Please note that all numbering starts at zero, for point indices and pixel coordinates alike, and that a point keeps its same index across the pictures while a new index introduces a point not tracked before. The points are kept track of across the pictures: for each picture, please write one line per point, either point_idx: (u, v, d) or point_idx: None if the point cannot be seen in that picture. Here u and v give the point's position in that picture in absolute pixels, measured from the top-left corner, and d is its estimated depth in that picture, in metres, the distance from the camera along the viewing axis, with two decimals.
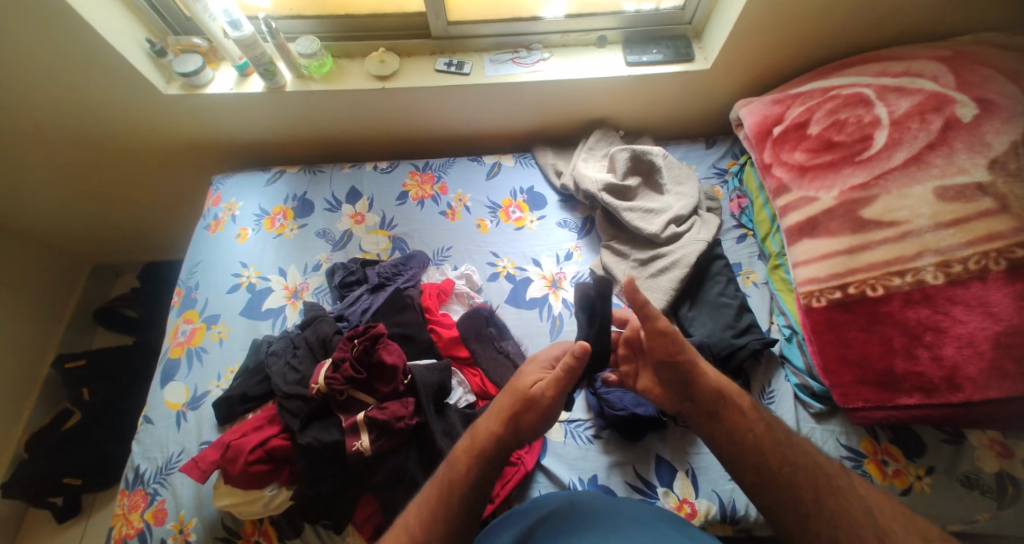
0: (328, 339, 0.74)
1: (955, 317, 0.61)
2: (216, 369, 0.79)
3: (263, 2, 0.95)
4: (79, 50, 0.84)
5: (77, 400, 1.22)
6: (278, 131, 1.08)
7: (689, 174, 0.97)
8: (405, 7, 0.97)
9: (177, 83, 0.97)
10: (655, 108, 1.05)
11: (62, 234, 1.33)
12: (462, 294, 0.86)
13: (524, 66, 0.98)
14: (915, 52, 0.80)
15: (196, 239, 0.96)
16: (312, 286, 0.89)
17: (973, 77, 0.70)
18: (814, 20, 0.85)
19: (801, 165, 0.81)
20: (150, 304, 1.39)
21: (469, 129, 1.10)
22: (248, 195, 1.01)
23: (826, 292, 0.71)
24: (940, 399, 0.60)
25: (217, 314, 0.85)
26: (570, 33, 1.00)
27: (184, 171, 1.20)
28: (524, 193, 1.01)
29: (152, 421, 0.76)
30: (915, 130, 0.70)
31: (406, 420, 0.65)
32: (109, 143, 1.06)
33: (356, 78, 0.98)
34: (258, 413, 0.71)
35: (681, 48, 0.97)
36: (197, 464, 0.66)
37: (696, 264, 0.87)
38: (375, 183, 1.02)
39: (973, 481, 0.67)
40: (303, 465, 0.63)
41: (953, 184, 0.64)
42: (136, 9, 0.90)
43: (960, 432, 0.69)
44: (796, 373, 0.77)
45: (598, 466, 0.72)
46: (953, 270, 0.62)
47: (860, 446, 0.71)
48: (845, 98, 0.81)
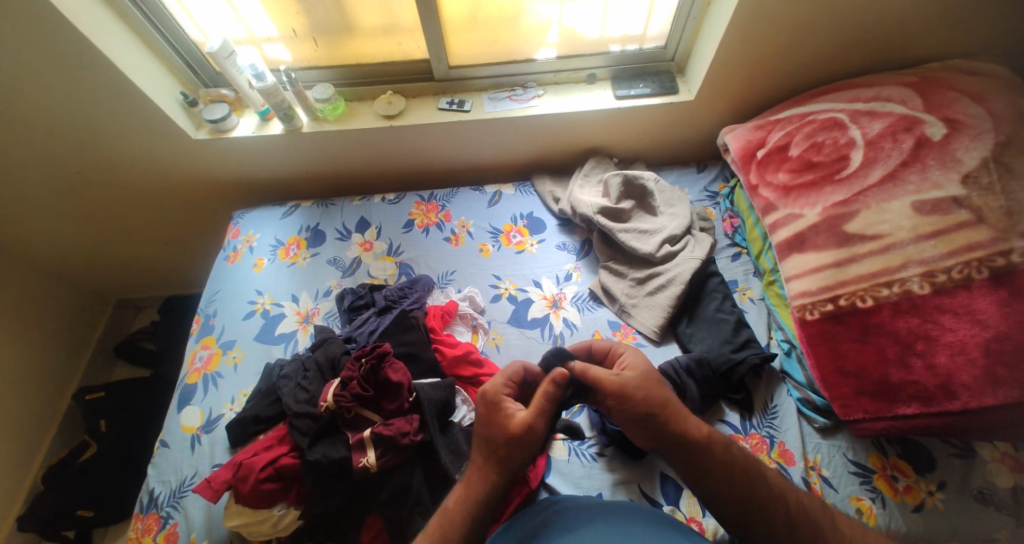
0: (336, 359, 0.77)
1: (944, 326, 0.62)
2: (231, 392, 0.83)
3: (284, 55, 1.05)
4: (120, 101, 0.93)
5: (94, 432, 1.24)
6: (294, 168, 1.15)
7: (682, 197, 1.01)
8: (409, 55, 1.07)
9: (206, 129, 1.06)
10: (647, 137, 1.11)
11: (90, 269, 1.41)
12: (465, 315, 0.90)
13: (521, 103, 1.05)
14: (886, 78, 0.85)
15: (216, 270, 1.02)
16: (322, 311, 0.93)
17: (941, 99, 0.74)
18: (789, 52, 0.91)
19: (785, 184, 0.84)
20: (168, 336, 1.45)
21: (471, 161, 1.16)
22: (265, 227, 1.07)
23: (818, 305, 0.72)
24: (939, 408, 0.60)
25: (233, 339, 0.90)
26: (562, 72, 1.07)
27: (206, 208, 1.28)
28: (524, 219, 1.06)
29: (168, 445, 0.78)
30: (889, 149, 0.74)
31: (411, 436, 0.67)
32: (140, 183, 1.15)
33: (365, 118, 1.06)
34: (270, 434, 0.74)
35: (667, 82, 1.04)
36: (209, 483, 0.68)
37: (692, 281, 0.89)
38: (383, 214, 1.08)
39: (988, 496, 0.63)
40: (311, 481, 0.66)
41: (930, 198, 0.67)
42: (173, 65, 1.00)
43: (969, 445, 0.66)
44: (798, 387, 0.77)
45: (602, 484, 0.71)
46: (938, 279, 0.63)
47: (868, 461, 0.69)
48: (823, 121, 0.85)
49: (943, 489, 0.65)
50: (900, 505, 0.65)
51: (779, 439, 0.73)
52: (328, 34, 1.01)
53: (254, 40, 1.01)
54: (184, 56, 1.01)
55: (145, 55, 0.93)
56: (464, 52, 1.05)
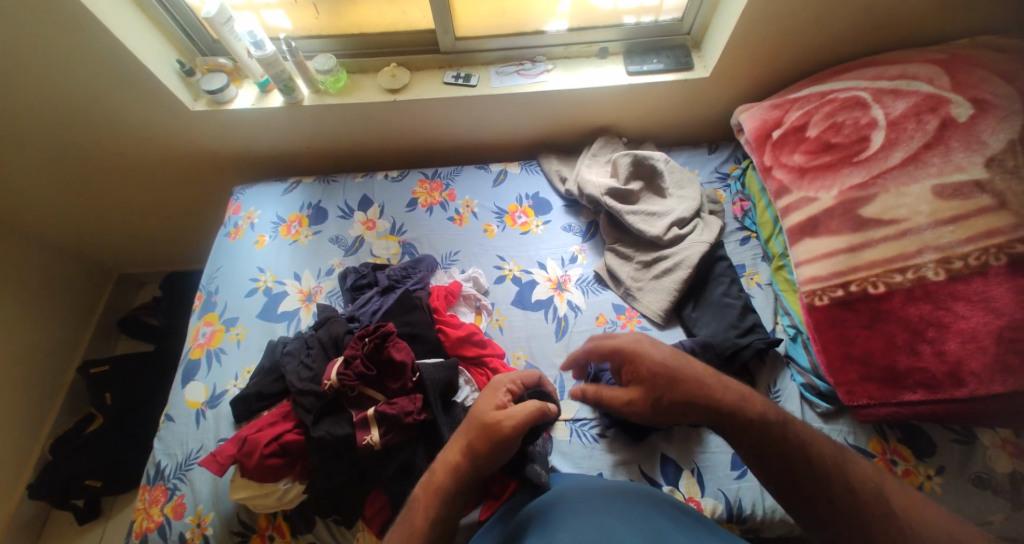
0: (339, 338, 0.77)
1: (957, 313, 0.60)
2: (235, 368, 0.83)
3: (283, 23, 1.01)
4: (113, 69, 0.90)
5: (99, 404, 1.26)
6: (295, 143, 1.13)
7: (692, 179, 0.99)
8: (414, 26, 1.03)
9: (204, 100, 1.03)
10: (658, 115, 1.08)
11: (92, 244, 1.40)
12: (469, 296, 0.89)
13: (529, 77, 1.02)
14: (910, 56, 0.82)
15: (217, 246, 1.00)
16: (325, 290, 0.92)
17: (968, 78, 0.71)
18: (809, 27, 0.87)
19: (800, 167, 0.82)
20: (170, 312, 1.45)
21: (476, 138, 1.14)
22: (266, 203, 1.06)
23: (828, 290, 0.71)
24: (947, 395, 0.60)
25: (236, 316, 0.89)
26: (572, 46, 1.03)
27: (207, 183, 1.26)
28: (530, 199, 1.04)
29: (173, 419, 0.79)
30: (912, 130, 0.71)
31: (414, 415, 0.68)
32: (139, 155, 1.12)
33: (368, 92, 1.03)
34: (273, 410, 0.74)
35: (681, 58, 1.00)
36: (215, 457, 0.68)
37: (700, 265, 0.88)
38: (386, 191, 1.06)
39: (985, 480, 0.63)
40: (316, 458, 0.66)
41: (951, 182, 0.65)
42: (169, 33, 0.97)
43: (971, 432, 0.66)
44: (803, 372, 0.76)
45: (602, 464, 0.72)
46: (954, 266, 0.62)
47: (867, 446, 0.69)
48: (843, 101, 0.82)
49: (941, 474, 0.65)
50: None
51: None
52: (329, 1, 0.97)
53: (252, 6, 0.97)
54: (180, 22, 0.97)
55: (140, 21, 0.90)
56: (471, 23, 1.01)
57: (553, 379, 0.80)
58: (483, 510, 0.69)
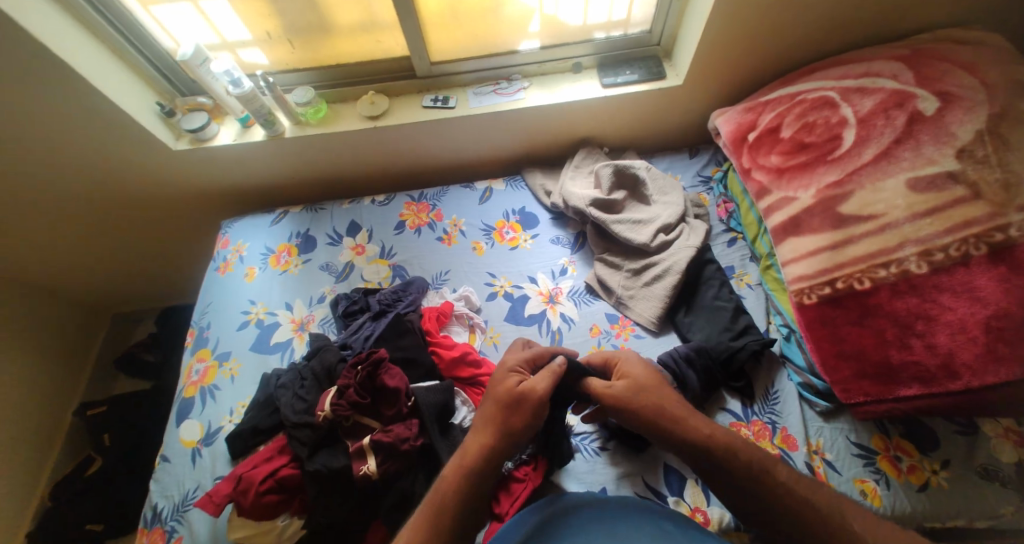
0: (333, 367, 0.76)
1: (943, 305, 0.61)
2: (229, 404, 0.82)
3: (260, 59, 1.03)
4: (95, 114, 0.91)
5: (99, 447, 1.25)
6: (281, 174, 1.14)
7: (675, 184, 1.00)
8: (391, 52, 1.04)
9: (185, 139, 1.04)
10: (638, 124, 1.09)
11: (83, 288, 1.39)
12: (462, 315, 0.89)
13: (507, 96, 1.03)
14: (875, 53, 0.83)
15: (207, 281, 1.01)
16: (317, 318, 0.92)
17: (933, 72, 0.73)
18: (776, 32, 0.89)
19: (778, 167, 0.83)
20: (168, 348, 1.44)
21: (461, 158, 1.15)
22: (255, 236, 1.06)
23: (815, 288, 0.71)
24: (940, 388, 0.60)
25: (228, 350, 0.89)
26: (547, 62, 1.05)
27: (196, 218, 1.26)
28: (516, 215, 1.05)
29: (169, 459, 0.78)
30: (882, 126, 0.73)
31: (411, 442, 0.67)
32: (128, 197, 1.13)
33: (349, 120, 1.04)
34: (269, 445, 0.73)
35: (653, 68, 1.02)
36: (211, 498, 0.68)
37: (688, 270, 0.88)
38: (374, 216, 1.07)
39: (993, 473, 0.64)
40: (314, 492, 0.66)
41: (925, 174, 0.66)
42: (146, 76, 0.98)
43: (973, 423, 0.67)
44: (800, 371, 0.76)
45: (606, 479, 0.71)
46: (936, 257, 0.62)
47: (870, 443, 0.68)
48: (813, 100, 0.84)
49: (947, 467, 0.65)
50: (904, 485, 0.64)
51: (782, 425, 0.72)
52: (305, 35, 0.99)
53: (228, 45, 0.99)
54: (157, 64, 0.99)
55: (117, 67, 0.91)
56: (445, 47, 1.03)
57: None
58: (487, 533, 0.67)
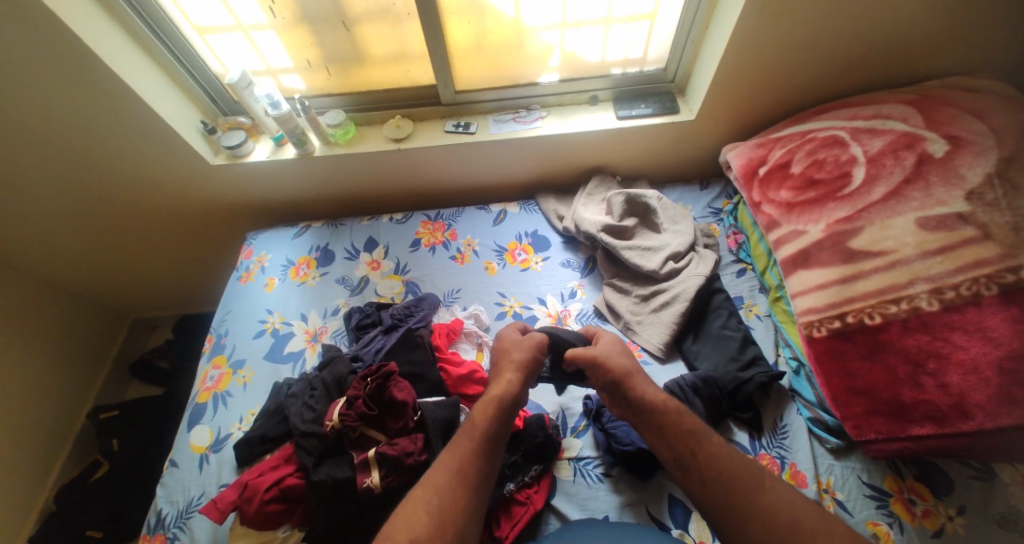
0: (343, 378, 0.78)
1: (955, 344, 0.60)
2: (240, 411, 0.84)
3: (298, 84, 1.09)
4: (141, 128, 0.97)
5: (106, 450, 1.26)
6: (305, 190, 1.19)
7: (685, 214, 1.02)
8: (417, 81, 1.10)
9: (223, 154, 1.10)
10: (651, 155, 1.13)
11: (109, 291, 1.45)
12: (471, 333, 0.90)
13: (525, 124, 1.08)
14: (884, 97, 0.86)
15: (228, 289, 1.04)
16: (330, 330, 0.95)
17: (941, 117, 0.75)
18: (788, 73, 0.93)
19: (788, 202, 0.85)
20: (182, 355, 1.48)
21: (478, 181, 1.19)
22: (277, 247, 1.10)
23: (825, 322, 0.71)
24: (953, 429, 0.59)
25: (243, 358, 0.91)
26: (564, 94, 1.10)
27: (222, 229, 1.32)
28: (528, 237, 1.07)
29: (177, 464, 0.79)
30: (891, 166, 0.74)
31: (416, 456, 0.68)
32: (161, 206, 1.19)
33: (374, 142, 1.09)
34: (276, 454, 0.75)
35: (668, 102, 1.06)
36: (216, 504, 0.69)
37: (697, 297, 0.89)
38: (391, 233, 1.10)
39: (1012, 522, 0.59)
40: (317, 503, 0.66)
41: (934, 214, 0.67)
42: (193, 95, 1.05)
43: (989, 468, 0.63)
44: (808, 406, 0.75)
45: (608, 506, 0.70)
46: (946, 296, 0.62)
47: (883, 484, 0.67)
48: (823, 139, 0.86)
49: (963, 514, 0.62)
50: (918, 530, 0.62)
51: (791, 460, 0.71)
52: (340, 62, 1.06)
53: (271, 71, 1.06)
54: (204, 85, 1.06)
55: (168, 86, 0.98)
56: (469, 77, 1.08)
57: (556, 415, 0.81)
58: None
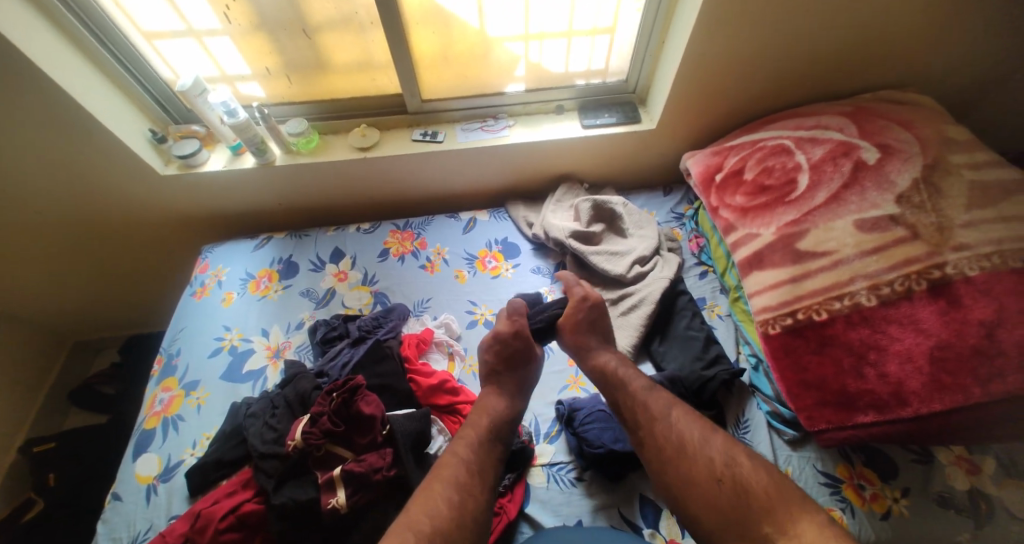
0: (307, 395, 0.75)
1: (892, 336, 0.65)
2: (192, 436, 0.80)
3: (256, 92, 1.06)
4: (83, 137, 0.92)
5: (42, 487, 1.18)
6: (267, 201, 1.15)
7: (649, 219, 1.05)
8: (382, 90, 1.09)
9: (175, 165, 1.05)
10: (614, 163, 1.16)
11: (48, 311, 1.34)
12: (441, 342, 0.90)
13: (492, 132, 1.09)
14: (824, 109, 0.92)
15: (183, 306, 0.99)
16: (295, 344, 0.92)
17: (873, 127, 0.82)
18: (739, 85, 0.98)
19: (742, 206, 0.89)
20: (133, 377, 1.39)
21: (447, 190, 1.19)
22: (236, 260, 1.06)
23: (778, 319, 0.75)
24: (894, 415, 0.63)
25: (197, 379, 0.87)
26: (530, 104, 1.12)
27: (175, 242, 1.25)
28: (498, 245, 1.08)
29: (120, 498, 0.74)
30: (831, 173, 0.80)
31: (384, 472, 0.67)
32: (107, 219, 1.12)
33: (339, 151, 1.07)
34: (234, 478, 0.71)
35: (629, 113, 1.10)
36: (164, 539, 0.65)
37: (662, 299, 0.92)
38: (358, 243, 1.09)
39: (948, 500, 0.65)
40: (280, 526, 0.64)
41: (869, 217, 0.73)
42: (141, 104, 1.00)
43: (928, 451, 0.70)
44: (767, 400, 0.79)
45: (581, 510, 0.71)
46: (883, 292, 0.68)
47: (835, 471, 0.71)
48: (771, 148, 0.91)
49: (907, 495, 0.67)
50: (868, 513, 0.66)
51: None
52: (302, 71, 1.04)
53: (226, 78, 1.03)
54: (154, 93, 1.01)
55: (115, 95, 0.94)
56: (435, 86, 1.09)
57: (528, 422, 0.82)
58: None
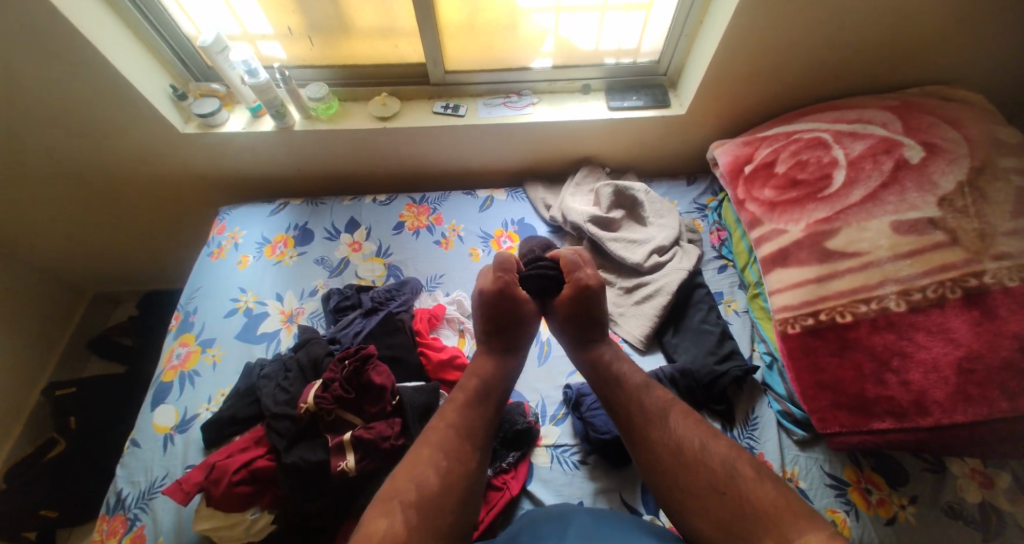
0: (320, 361, 0.76)
1: (918, 343, 0.63)
2: (208, 392, 0.81)
3: (279, 52, 1.04)
4: (107, 88, 0.91)
5: (62, 429, 1.20)
6: (286, 166, 1.15)
7: (671, 208, 1.03)
8: (406, 59, 1.07)
9: (194, 123, 1.05)
10: (639, 148, 1.13)
11: (67, 262, 1.36)
12: (453, 319, 0.89)
13: (516, 109, 1.06)
14: (867, 103, 0.88)
15: (199, 265, 1.00)
16: (307, 311, 0.92)
17: (919, 124, 0.78)
18: (777, 74, 0.94)
19: (771, 201, 0.86)
20: (147, 333, 1.42)
21: (466, 166, 1.17)
22: (253, 224, 1.06)
23: (799, 319, 0.73)
24: (913, 423, 0.62)
25: (213, 337, 0.88)
26: (556, 82, 1.08)
27: (192, 202, 1.26)
28: (515, 225, 1.06)
29: (139, 444, 0.76)
30: (869, 170, 0.76)
31: (392, 440, 0.67)
32: (126, 174, 1.12)
33: (359, 119, 1.06)
34: (246, 435, 0.72)
35: (658, 96, 1.06)
36: (180, 485, 0.67)
37: (679, 291, 0.90)
38: (374, 214, 1.08)
39: (957, 511, 0.64)
40: (287, 485, 0.65)
41: (907, 219, 0.70)
42: (162, 57, 0.99)
43: (942, 462, 0.68)
44: (779, 399, 0.78)
45: (583, 492, 0.71)
46: (914, 297, 0.65)
47: (843, 474, 0.70)
48: (807, 141, 0.87)
49: (914, 504, 0.66)
50: (872, 517, 0.65)
51: (759, 451, 0.74)
52: (325, 34, 1.01)
53: (248, 37, 1.01)
54: (176, 49, 1.00)
55: (138, 49, 0.93)
56: (460, 58, 1.06)
57: (536, 403, 0.81)
58: None
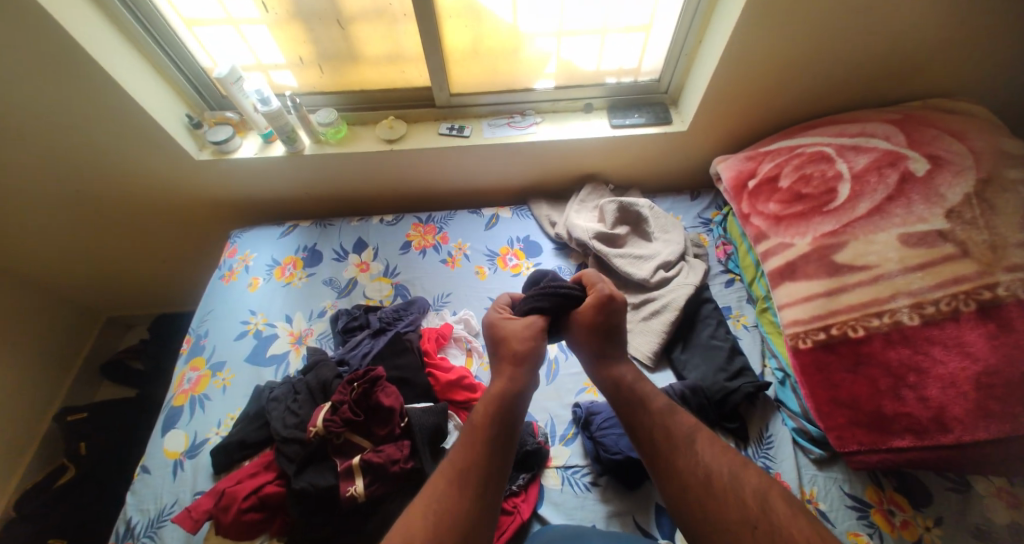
0: (328, 383, 0.76)
1: (934, 358, 0.62)
2: (218, 416, 0.81)
3: (289, 80, 1.08)
4: (124, 118, 0.94)
5: (74, 454, 1.20)
6: (295, 189, 1.17)
7: (676, 223, 1.03)
8: (412, 83, 1.09)
9: (209, 150, 1.07)
10: (643, 164, 1.14)
11: (82, 286, 1.39)
12: (460, 337, 0.90)
13: (519, 129, 1.08)
14: (869, 116, 0.88)
15: (210, 288, 1.01)
16: (316, 332, 0.93)
17: (923, 137, 0.78)
18: (778, 89, 0.95)
19: (776, 214, 0.86)
20: (158, 355, 1.43)
21: (471, 185, 1.18)
22: (262, 246, 1.08)
23: (811, 333, 0.72)
24: (933, 441, 0.60)
25: (223, 360, 0.89)
26: (559, 101, 1.10)
27: (204, 226, 1.28)
28: (520, 242, 1.07)
29: (149, 470, 0.76)
30: (875, 183, 0.76)
31: (401, 464, 0.67)
32: (141, 199, 1.15)
33: (366, 142, 1.08)
34: (255, 460, 0.72)
35: (660, 113, 1.07)
36: (190, 513, 0.67)
37: (686, 307, 0.90)
38: (380, 235, 1.09)
39: (985, 532, 0.61)
40: (297, 511, 0.64)
41: (916, 231, 0.69)
42: (178, 88, 1.02)
43: (965, 480, 0.66)
44: (793, 417, 0.76)
45: (595, 516, 0.70)
46: (927, 311, 0.64)
47: (864, 495, 0.68)
48: (810, 155, 0.88)
49: (940, 525, 0.63)
50: (897, 541, 0.63)
51: (775, 471, 0.72)
52: (334, 61, 1.04)
53: (261, 66, 1.04)
54: (191, 80, 1.03)
55: (154, 80, 0.96)
56: (464, 81, 1.08)
57: (544, 423, 0.80)
58: None
